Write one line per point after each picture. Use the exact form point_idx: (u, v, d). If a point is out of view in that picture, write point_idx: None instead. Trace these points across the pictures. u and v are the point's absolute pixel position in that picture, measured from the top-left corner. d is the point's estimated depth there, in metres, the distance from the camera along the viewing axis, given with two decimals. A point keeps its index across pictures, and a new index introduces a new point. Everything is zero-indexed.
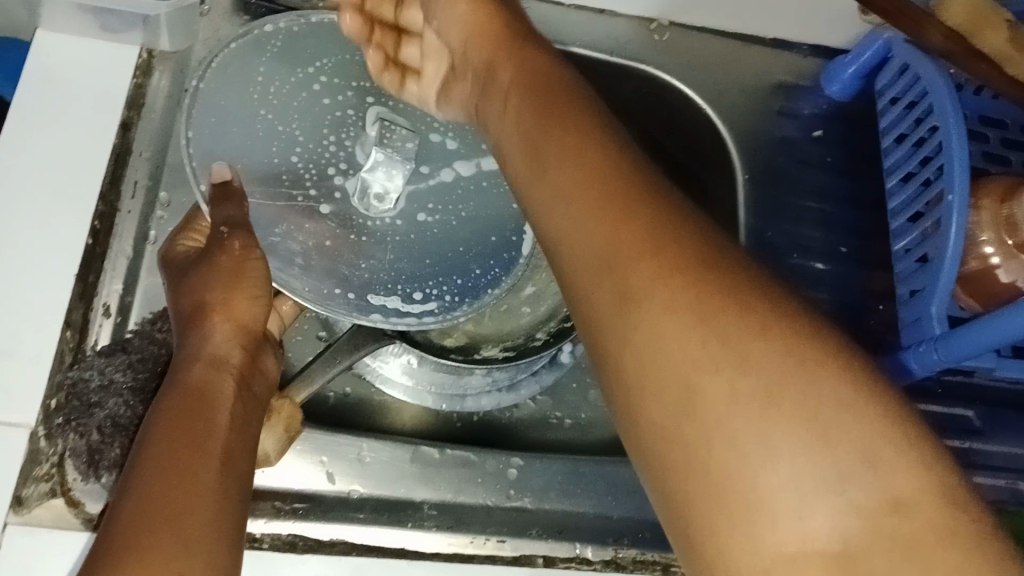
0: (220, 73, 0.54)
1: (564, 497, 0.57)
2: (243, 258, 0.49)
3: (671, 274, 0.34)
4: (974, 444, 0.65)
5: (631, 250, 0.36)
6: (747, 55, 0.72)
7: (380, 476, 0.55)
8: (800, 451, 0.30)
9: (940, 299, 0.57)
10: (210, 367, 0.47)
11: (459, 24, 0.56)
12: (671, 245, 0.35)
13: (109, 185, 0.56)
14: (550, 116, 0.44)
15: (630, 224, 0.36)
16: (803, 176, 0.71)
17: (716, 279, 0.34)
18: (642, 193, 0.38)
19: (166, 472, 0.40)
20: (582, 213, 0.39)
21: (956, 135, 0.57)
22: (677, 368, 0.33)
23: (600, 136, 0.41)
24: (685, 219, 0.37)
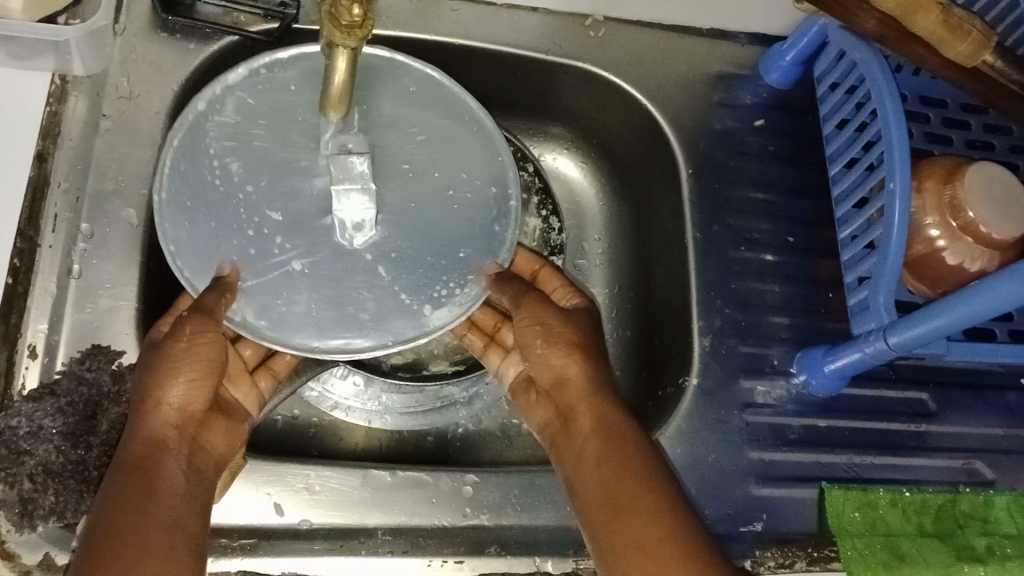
0: (179, 175, 0.53)
1: (522, 510, 0.56)
2: (193, 341, 0.49)
3: (650, 524, 0.47)
4: (929, 427, 0.65)
5: (618, 485, 0.49)
6: (684, 48, 0.71)
7: (331, 505, 0.54)
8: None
9: (887, 288, 0.56)
10: (156, 442, 0.46)
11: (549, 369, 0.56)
12: (647, 514, 0.47)
13: (28, 218, 0.54)
14: (568, 391, 0.55)
15: (627, 521, 0.47)
16: (746, 167, 0.70)
17: (672, 562, 0.45)
18: (644, 484, 0.49)
19: (119, 548, 0.41)
20: (595, 490, 0.50)
21: (894, 121, 0.57)
22: None
23: (613, 411, 0.53)
24: (667, 496, 0.48)
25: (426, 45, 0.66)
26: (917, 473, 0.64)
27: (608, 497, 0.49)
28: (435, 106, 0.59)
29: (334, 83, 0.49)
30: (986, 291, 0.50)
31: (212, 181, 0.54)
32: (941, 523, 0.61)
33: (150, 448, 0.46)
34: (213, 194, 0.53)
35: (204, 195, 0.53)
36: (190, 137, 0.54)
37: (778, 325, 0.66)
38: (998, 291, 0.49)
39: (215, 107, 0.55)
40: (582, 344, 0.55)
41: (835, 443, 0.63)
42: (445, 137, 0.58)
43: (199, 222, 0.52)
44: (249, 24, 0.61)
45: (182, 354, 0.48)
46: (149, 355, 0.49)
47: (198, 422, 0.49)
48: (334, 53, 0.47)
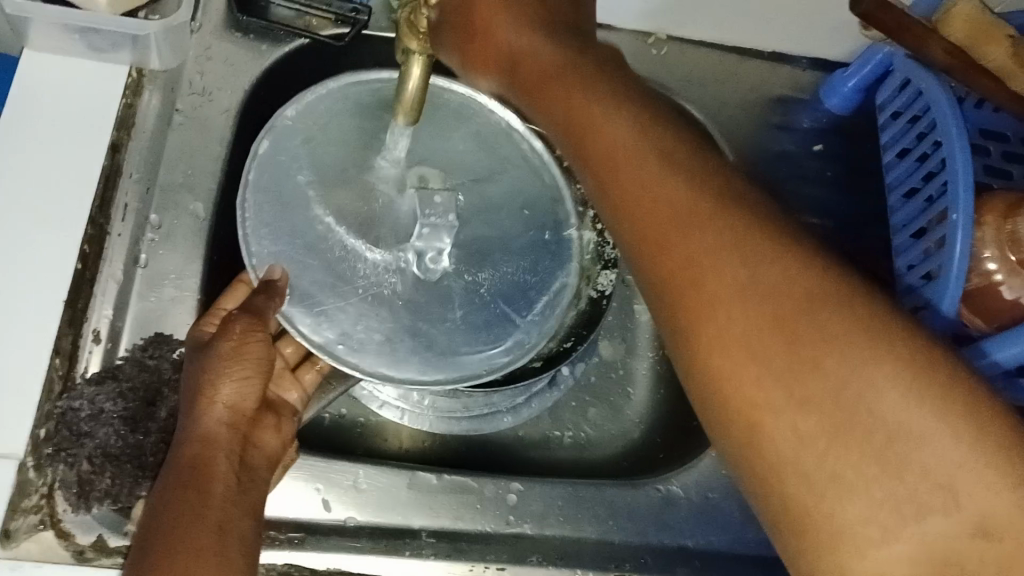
0: (260, 186, 0.55)
1: (566, 522, 0.56)
2: (244, 338, 0.49)
3: (703, 215, 0.39)
4: None
5: (661, 208, 0.40)
6: (745, 70, 0.71)
7: (378, 504, 0.54)
8: (868, 483, 0.32)
9: (945, 320, 0.56)
10: (208, 440, 0.47)
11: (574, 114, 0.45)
12: (688, 200, 0.40)
13: (100, 206, 0.55)
14: (605, 147, 0.43)
15: (710, 279, 0.37)
16: (800, 191, 0.70)
17: (830, 316, 0.34)
18: (681, 184, 0.40)
19: (170, 553, 0.41)
20: (654, 249, 0.40)
21: (960, 150, 0.57)
22: (717, 319, 0.37)
23: (629, 134, 0.42)
24: (725, 194, 0.40)
25: None
26: None
27: (688, 280, 0.38)
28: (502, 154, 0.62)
29: (405, 92, 0.50)
30: None
31: (290, 199, 0.55)
32: None
33: (203, 446, 0.46)
34: (295, 209, 0.55)
35: (287, 210, 0.55)
36: (271, 151, 0.56)
37: None
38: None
39: (297, 121, 0.57)
40: (555, 72, 0.46)
41: None
42: (510, 181, 0.62)
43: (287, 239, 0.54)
44: (319, 28, 0.63)
45: (234, 354, 0.49)
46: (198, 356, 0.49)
47: (248, 421, 0.49)
48: (408, 60, 0.49)
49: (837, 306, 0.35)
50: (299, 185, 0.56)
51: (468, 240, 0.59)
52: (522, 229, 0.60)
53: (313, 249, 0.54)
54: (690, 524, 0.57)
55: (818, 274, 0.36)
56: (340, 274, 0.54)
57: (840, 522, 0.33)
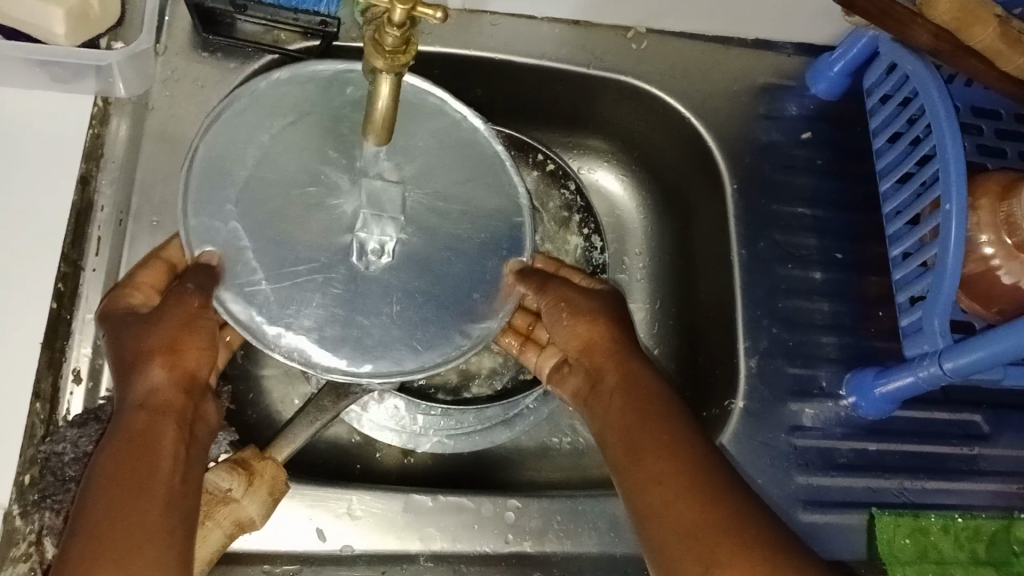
0: (207, 162, 0.52)
1: (565, 537, 0.55)
2: (196, 312, 0.48)
3: (669, 450, 0.47)
4: (982, 450, 0.64)
5: (642, 437, 0.49)
6: (729, 59, 0.70)
7: (373, 530, 0.53)
8: (695, 525, 0.43)
9: (943, 310, 0.55)
10: (155, 409, 0.45)
11: (577, 340, 0.55)
12: (668, 438, 0.48)
13: (72, 242, 0.54)
14: (595, 356, 0.55)
15: (650, 459, 0.47)
16: (793, 182, 0.68)
17: (711, 511, 0.44)
18: (662, 413, 0.50)
19: (114, 517, 0.40)
20: (618, 436, 0.50)
21: (950, 135, 0.56)
22: (659, 511, 0.45)
23: (640, 368, 0.53)
24: (687, 440, 0.48)
25: (465, 60, 0.65)
26: (968, 498, 0.62)
27: (631, 444, 0.49)
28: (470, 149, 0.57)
29: (376, 110, 0.48)
30: None
31: (234, 178, 0.52)
32: (994, 550, 0.60)
33: (151, 416, 0.44)
34: (237, 193, 0.52)
35: (228, 194, 0.51)
36: (218, 135, 0.52)
37: (825, 345, 0.64)
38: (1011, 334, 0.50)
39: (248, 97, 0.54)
40: (572, 299, 0.56)
41: (884, 468, 0.62)
42: (474, 173, 0.57)
43: (246, 227, 0.51)
44: (288, 43, 0.60)
45: (186, 323, 0.47)
46: (143, 320, 0.48)
47: (195, 390, 0.48)
48: (376, 79, 0.47)
49: (728, 521, 0.43)
50: (241, 168, 0.52)
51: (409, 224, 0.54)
52: (469, 208, 0.56)
53: (251, 235, 0.51)
54: None
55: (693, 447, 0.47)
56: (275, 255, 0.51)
57: None
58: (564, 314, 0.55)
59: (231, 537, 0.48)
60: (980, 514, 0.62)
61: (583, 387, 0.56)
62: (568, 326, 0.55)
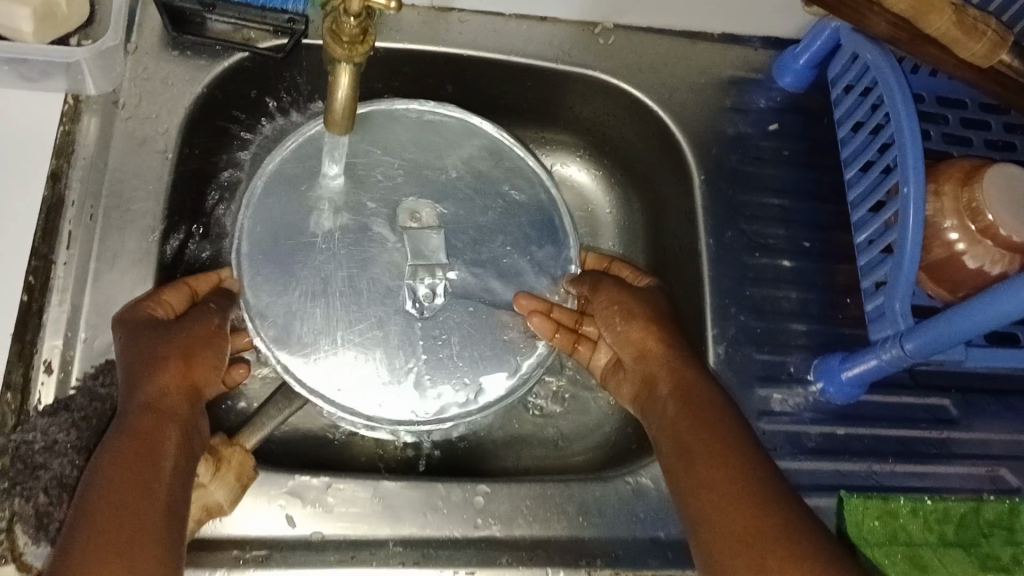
0: (257, 237, 0.60)
1: (533, 521, 0.55)
2: (208, 336, 0.52)
3: (713, 445, 0.49)
4: (951, 433, 0.64)
5: (687, 430, 0.51)
6: (696, 53, 0.71)
7: (344, 517, 0.54)
8: (737, 515, 0.46)
9: (904, 293, 0.55)
10: (163, 412, 0.47)
11: (630, 346, 0.58)
12: (714, 433, 0.50)
13: (43, 235, 0.55)
14: (649, 361, 0.56)
15: (699, 462, 0.49)
16: (761, 172, 0.69)
17: (749, 509, 0.46)
18: (711, 408, 0.52)
19: (119, 510, 0.41)
20: (667, 427, 0.53)
21: (907, 119, 0.56)
22: (699, 499, 0.48)
23: (692, 375, 0.54)
24: (735, 435, 0.50)
25: (437, 57, 0.67)
26: (938, 481, 0.62)
27: (683, 450, 0.51)
28: (495, 170, 0.66)
29: (337, 99, 0.49)
30: (1007, 294, 0.48)
31: (285, 246, 0.60)
32: (964, 532, 0.60)
33: (158, 416, 0.46)
34: (285, 254, 0.60)
35: (280, 254, 0.60)
36: (266, 202, 0.61)
37: (794, 332, 0.65)
38: (967, 317, 0.50)
39: (284, 167, 0.62)
40: (621, 303, 0.59)
41: (852, 451, 0.62)
42: (510, 191, 0.66)
43: (307, 302, 0.59)
44: (258, 40, 0.61)
45: (202, 338, 0.51)
46: (157, 332, 0.50)
47: (199, 400, 0.50)
48: (336, 70, 0.48)
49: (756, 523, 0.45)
50: (302, 225, 0.61)
51: (455, 263, 0.62)
52: (514, 229, 0.65)
53: (315, 298, 0.59)
54: (660, 514, 0.57)
55: (735, 443, 0.50)
56: (331, 310, 0.59)
57: None
58: (615, 315, 0.59)
59: (198, 520, 0.49)
60: (949, 495, 0.62)
61: (637, 395, 0.58)
62: (619, 329, 0.58)
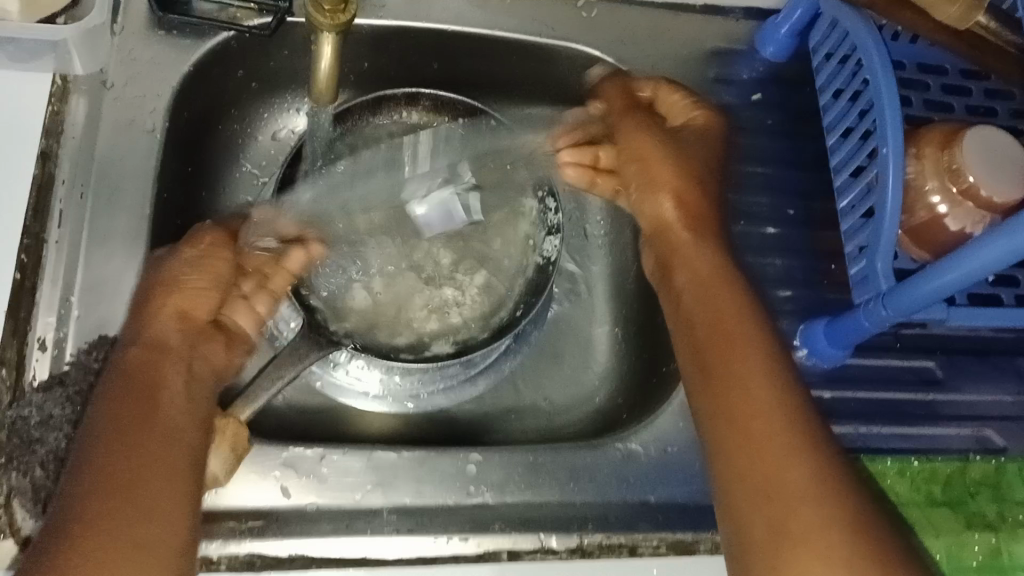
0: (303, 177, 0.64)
1: (527, 487, 0.56)
2: (208, 251, 0.54)
3: (730, 326, 0.50)
4: (937, 395, 0.65)
5: (706, 310, 0.51)
6: (678, 26, 0.71)
7: (338, 488, 0.54)
8: (745, 392, 0.46)
9: (884, 255, 0.56)
10: (156, 346, 0.48)
11: (652, 205, 0.59)
12: (732, 315, 0.50)
13: (34, 213, 0.55)
14: (670, 232, 0.57)
15: (712, 340, 0.50)
16: (745, 142, 0.70)
17: (759, 387, 0.46)
18: (731, 291, 0.52)
19: (113, 436, 0.43)
20: (685, 302, 0.53)
21: (885, 81, 0.57)
22: (711, 374, 0.48)
23: (706, 262, 0.54)
24: (754, 317, 0.50)
25: (421, 34, 0.67)
26: (925, 441, 0.63)
27: (697, 337, 0.51)
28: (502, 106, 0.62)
29: (320, 70, 0.50)
30: (985, 248, 0.49)
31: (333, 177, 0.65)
32: (951, 490, 0.61)
33: (154, 351, 0.48)
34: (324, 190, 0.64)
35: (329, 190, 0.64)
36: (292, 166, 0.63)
37: (780, 298, 0.66)
38: (945, 277, 0.51)
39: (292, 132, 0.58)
40: (654, 162, 0.59)
41: (840, 415, 0.63)
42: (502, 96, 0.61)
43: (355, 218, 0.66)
44: (245, 19, 0.62)
45: (199, 262, 0.53)
46: (155, 268, 0.53)
47: (200, 331, 0.52)
48: (320, 40, 0.48)
49: (776, 431, 0.44)
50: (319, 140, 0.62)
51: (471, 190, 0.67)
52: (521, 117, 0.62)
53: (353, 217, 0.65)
54: (650, 478, 0.58)
55: (748, 323, 0.50)
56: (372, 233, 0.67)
57: (758, 511, 0.42)
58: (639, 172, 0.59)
59: None
60: (936, 454, 0.63)
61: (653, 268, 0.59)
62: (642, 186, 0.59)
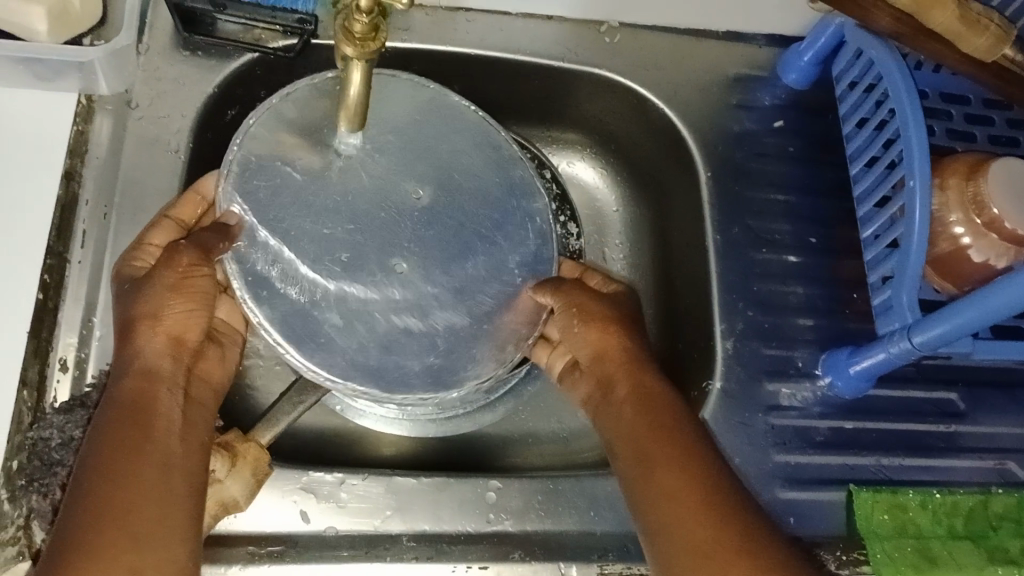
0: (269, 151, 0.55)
1: (547, 516, 0.56)
2: (187, 272, 0.49)
3: (666, 440, 0.51)
4: (959, 427, 0.65)
5: (642, 424, 0.52)
6: (700, 51, 0.71)
7: (357, 513, 0.54)
8: (686, 506, 0.47)
9: (910, 286, 0.55)
10: (148, 374, 0.47)
11: (581, 345, 0.57)
12: (669, 426, 0.52)
13: (57, 236, 0.55)
14: (607, 364, 0.56)
15: (651, 450, 0.51)
16: (767, 169, 0.70)
17: (699, 500, 0.47)
18: (665, 403, 0.53)
19: (109, 475, 0.42)
20: (621, 419, 0.54)
21: (911, 113, 0.57)
22: (652, 489, 0.49)
23: (652, 382, 0.55)
24: (687, 429, 0.52)
25: (444, 57, 0.67)
26: (947, 474, 0.63)
27: (637, 446, 0.51)
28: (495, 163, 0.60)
29: (348, 96, 0.50)
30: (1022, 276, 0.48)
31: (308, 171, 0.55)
32: (972, 524, 0.60)
33: (143, 379, 0.47)
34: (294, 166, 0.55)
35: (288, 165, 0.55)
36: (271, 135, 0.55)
37: (801, 326, 0.66)
38: (982, 306, 0.51)
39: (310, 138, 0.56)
40: (586, 308, 0.57)
41: (862, 446, 0.63)
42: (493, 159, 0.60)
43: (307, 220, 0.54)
44: (269, 40, 0.62)
45: (177, 283, 0.49)
46: (140, 285, 0.50)
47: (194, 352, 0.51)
48: (348, 67, 0.48)
49: (723, 541, 0.45)
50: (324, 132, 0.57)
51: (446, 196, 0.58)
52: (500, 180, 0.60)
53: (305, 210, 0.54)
54: None
55: (681, 436, 0.51)
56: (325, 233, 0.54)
57: None
58: (572, 325, 0.57)
59: (213, 515, 0.49)
60: (957, 486, 0.62)
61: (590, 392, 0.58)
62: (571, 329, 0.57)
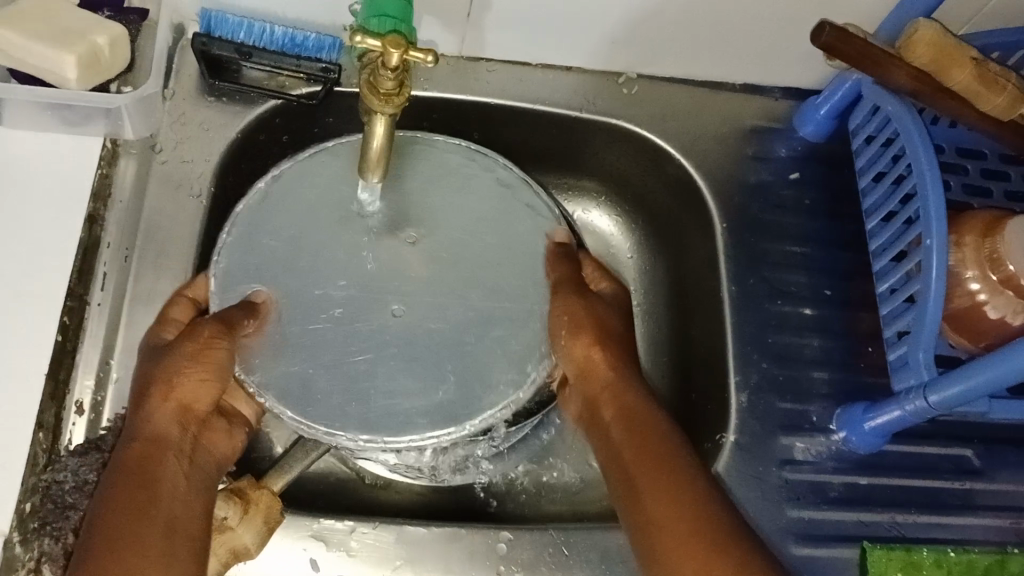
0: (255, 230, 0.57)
1: (557, 569, 0.55)
2: (204, 343, 0.50)
3: (661, 476, 0.49)
4: (975, 484, 0.64)
5: (634, 463, 0.50)
6: (716, 103, 0.72)
7: (367, 561, 0.54)
8: (689, 547, 0.45)
9: (927, 343, 0.55)
10: (158, 442, 0.48)
11: (572, 360, 0.55)
12: (667, 466, 0.49)
13: (79, 275, 0.56)
14: (593, 380, 0.55)
15: (646, 490, 0.48)
16: (782, 221, 0.70)
17: (699, 545, 0.45)
18: (660, 442, 0.51)
19: (110, 546, 0.43)
20: (616, 461, 0.51)
21: (929, 172, 0.57)
22: (652, 530, 0.47)
23: (637, 402, 0.54)
24: (681, 465, 0.49)
25: (463, 105, 0.68)
26: (962, 532, 0.62)
27: (630, 485, 0.49)
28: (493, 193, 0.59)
29: (372, 147, 0.51)
30: None
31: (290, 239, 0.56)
32: None
33: (150, 446, 0.47)
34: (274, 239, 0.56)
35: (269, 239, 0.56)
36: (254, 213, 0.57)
37: (815, 379, 0.65)
38: (1009, 361, 0.50)
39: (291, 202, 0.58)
40: (584, 322, 0.55)
41: (877, 502, 0.62)
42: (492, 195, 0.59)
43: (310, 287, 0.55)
44: (292, 87, 0.62)
45: (193, 355, 0.49)
46: (160, 356, 0.51)
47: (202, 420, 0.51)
48: (373, 120, 0.49)
49: None
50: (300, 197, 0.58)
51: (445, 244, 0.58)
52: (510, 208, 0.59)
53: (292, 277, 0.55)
54: None
55: (676, 472, 0.49)
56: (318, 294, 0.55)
57: None
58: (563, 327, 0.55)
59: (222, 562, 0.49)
60: (972, 545, 0.62)
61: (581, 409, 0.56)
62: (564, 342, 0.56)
